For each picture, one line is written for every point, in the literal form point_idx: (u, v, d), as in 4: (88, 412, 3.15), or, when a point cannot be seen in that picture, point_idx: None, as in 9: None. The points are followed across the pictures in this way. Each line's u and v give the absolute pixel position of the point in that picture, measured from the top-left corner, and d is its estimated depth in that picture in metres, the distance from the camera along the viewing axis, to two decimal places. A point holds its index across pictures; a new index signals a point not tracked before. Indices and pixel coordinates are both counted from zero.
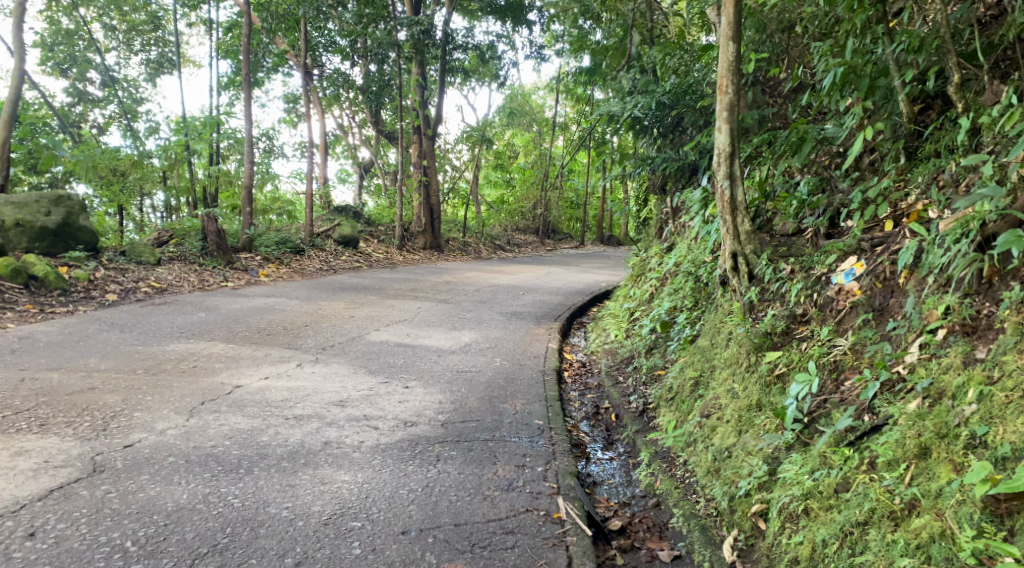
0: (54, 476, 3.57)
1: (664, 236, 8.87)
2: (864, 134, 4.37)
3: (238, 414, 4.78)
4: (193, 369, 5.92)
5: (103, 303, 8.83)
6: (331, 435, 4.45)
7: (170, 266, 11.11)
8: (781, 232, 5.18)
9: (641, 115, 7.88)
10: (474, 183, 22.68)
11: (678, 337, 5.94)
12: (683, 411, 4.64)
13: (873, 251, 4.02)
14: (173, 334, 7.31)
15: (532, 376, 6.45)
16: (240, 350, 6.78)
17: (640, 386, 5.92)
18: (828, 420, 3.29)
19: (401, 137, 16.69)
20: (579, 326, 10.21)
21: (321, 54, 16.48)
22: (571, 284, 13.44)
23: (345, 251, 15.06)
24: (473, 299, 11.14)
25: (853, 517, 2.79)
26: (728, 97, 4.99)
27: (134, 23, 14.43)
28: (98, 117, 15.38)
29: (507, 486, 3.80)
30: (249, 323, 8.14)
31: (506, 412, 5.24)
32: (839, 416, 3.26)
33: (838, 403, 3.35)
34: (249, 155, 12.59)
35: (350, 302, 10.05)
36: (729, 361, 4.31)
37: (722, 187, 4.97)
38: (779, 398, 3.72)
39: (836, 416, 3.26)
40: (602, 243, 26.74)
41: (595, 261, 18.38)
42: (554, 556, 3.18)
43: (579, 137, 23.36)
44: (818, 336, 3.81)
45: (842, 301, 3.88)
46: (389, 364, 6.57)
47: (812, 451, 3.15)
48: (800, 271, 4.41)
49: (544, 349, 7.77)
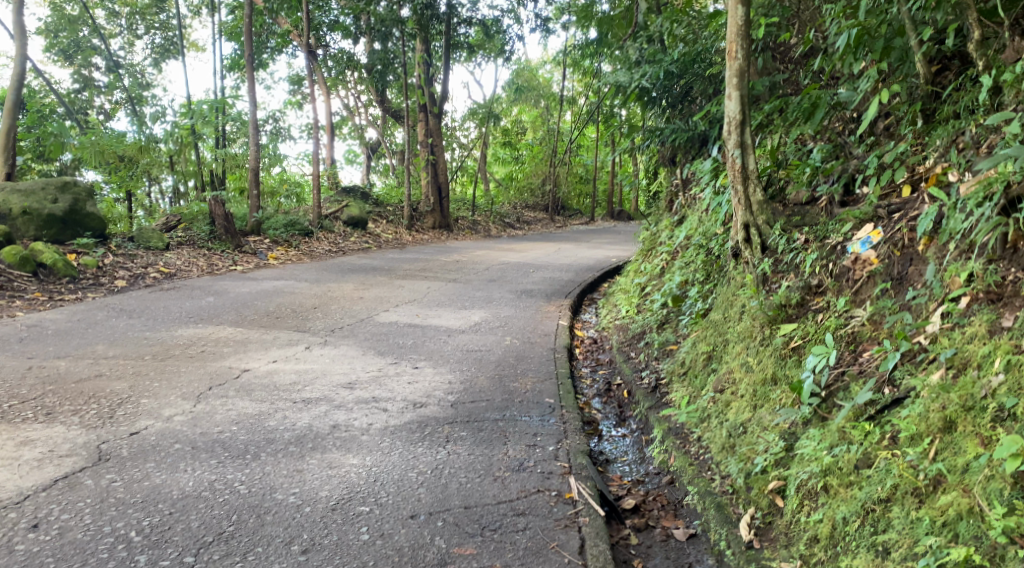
0: (58, 465, 3.54)
1: (675, 209, 8.73)
2: (880, 97, 4.22)
3: (245, 399, 4.74)
4: (201, 354, 5.88)
5: (112, 289, 8.82)
6: (339, 418, 4.40)
7: (179, 250, 11.09)
8: (794, 201, 5.01)
9: (649, 86, 7.84)
10: (482, 160, 22.52)
11: (690, 311, 5.84)
12: (696, 386, 4.57)
13: (890, 217, 3.88)
14: (182, 319, 7.28)
15: (543, 354, 6.38)
16: (248, 334, 6.75)
17: (652, 360, 5.83)
18: (847, 394, 3.18)
19: (407, 115, 16.55)
20: (591, 302, 10.11)
21: (325, 34, 16.35)
22: (582, 261, 13.32)
23: (354, 232, 15.00)
24: (483, 278, 11.05)
25: (875, 493, 2.68)
26: (738, 63, 4.83)
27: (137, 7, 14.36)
28: (104, 104, 15.35)
29: (518, 466, 3.73)
30: (258, 307, 8.11)
31: (517, 391, 5.17)
32: (857, 390, 3.15)
33: (857, 376, 3.24)
34: (254, 137, 12.49)
35: (359, 284, 9.99)
36: (743, 334, 4.21)
37: (733, 156, 4.83)
38: (795, 371, 3.61)
39: (855, 390, 3.15)
40: (613, 217, 26.52)
41: (606, 237, 18.22)
42: (567, 537, 3.10)
43: (586, 111, 23.10)
44: (834, 308, 3.69)
45: (859, 271, 3.75)
46: (398, 345, 6.51)
47: (831, 426, 3.06)
48: (815, 241, 4.29)
49: (555, 327, 7.68)
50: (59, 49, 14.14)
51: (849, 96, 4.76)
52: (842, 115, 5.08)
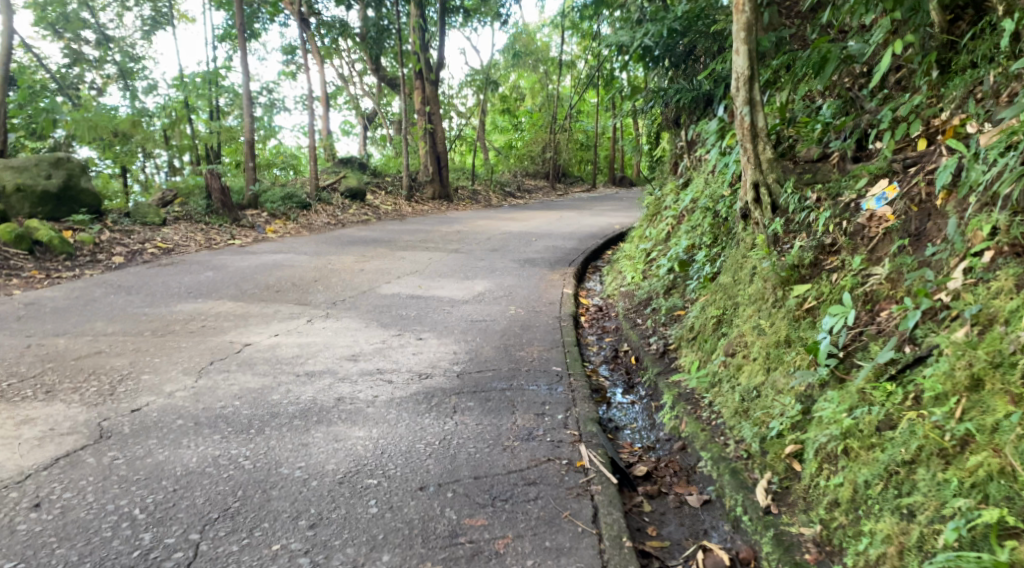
0: (59, 444, 3.47)
1: (680, 172, 8.56)
2: (893, 48, 4.10)
3: (248, 373, 4.67)
4: (201, 330, 5.79)
5: (109, 266, 8.72)
6: (344, 391, 4.32)
7: (177, 226, 10.97)
8: (805, 158, 4.88)
9: (652, 44, 7.65)
10: (481, 129, 22.24)
11: (697, 275, 5.75)
12: (707, 351, 4.49)
13: (906, 171, 3.77)
14: (182, 294, 7.19)
15: (548, 323, 6.31)
16: (249, 307, 6.66)
17: (659, 327, 5.75)
18: (865, 354, 3.10)
19: (403, 84, 16.29)
20: (594, 270, 10.00)
21: (317, 2, 16.04)
22: (585, 228, 13.18)
23: (353, 204, 14.84)
24: (485, 248, 10.93)
25: (899, 455, 2.61)
26: (745, 17, 4.72)
27: None
28: (95, 79, 15.10)
29: (527, 435, 3.67)
30: (258, 281, 8.01)
31: (523, 360, 5.10)
32: (877, 350, 3.07)
33: (875, 336, 3.16)
34: (249, 109, 12.30)
35: (360, 256, 9.88)
36: (755, 297, 4.14)
37: (742, 114, 4.76)
38: (810, 332, 3.53)
39: (874, 350, 3.08)
40: (614, 184, 26.26)
41: (607, 204, 18.04)
42: (579, 506, 3.03)
43: (585, 76, 22.76)
44: (849, 267, 3.58)
45: (875, 228, 3.65)
46: (401, 316, 6.42)
47: (850, 388, 2.97)
48: (828, 200, 4.20)
49: (559, 295, 7.59)
50: (48, 23, 13.87)
51: (859, 49, 4.65)
52: (853, 70, 4.96)
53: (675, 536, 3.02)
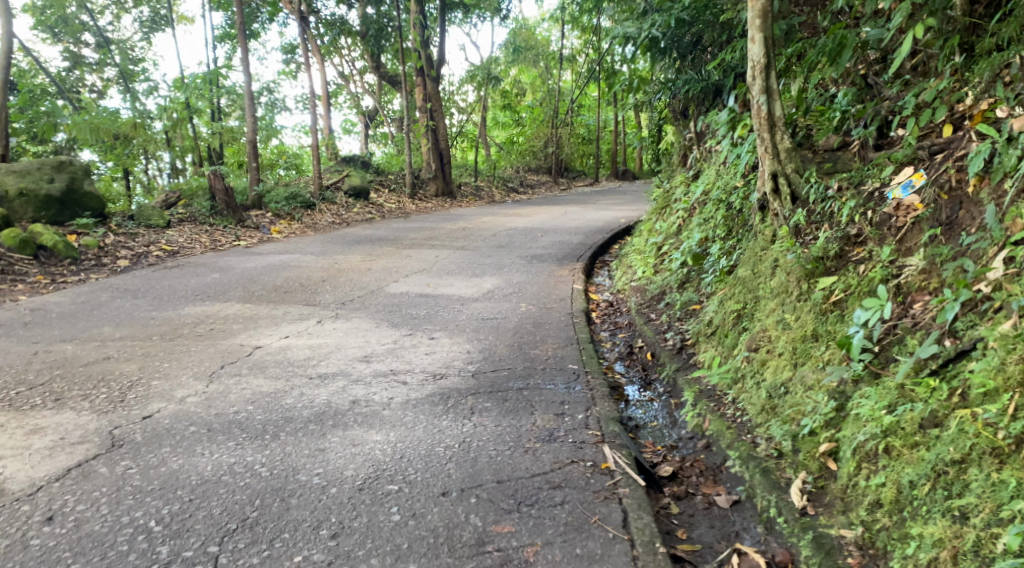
0: (71, 453, 3.38)
1: (689, 164, 8.44)
2: (915, 32, 3.99)
3: (260, 377, 4.58)
4: (210, 333, 5.71)
5: (115, 269, 8.64)
6: (359, 393, 4.24)
7: (181, 228, 10.89)
8: (824, 147, 4.84)
9: (660, 35, 7.54)
10: (482, 125, 22.12)
11: (713, 269, 5.65)
12: (727, 346, 4.40)
13: (933, 158, 3.67)
14: (188, 297, 7.11)
15: (561, 319, 6.21)
16: (257, 309, 6.58)
17: (675, 321, 5.66)
18: (903, 349, 3.01)
19: (405, 81, 16.18)
20: (603, 265, 9.90)
21: (317, 0, 15.93)
22: (591, 222, 13.07)
23: (356, 203, 14.74)
24: (491, 244, 10.83)
25: (947, 455, 2.53)
26: (761, 3, 4.66)
27: None
28: (96, 82, 15.01)
29: (549, 436, 3.58)
30: (265, 282, 7.93)
31: (539, 358, 5.01)
32: (914, 344, 2.98)
33: (912, 330, 3.07)
34: (251, 108, 12.21)
35: (366, 255, 9.79)
36: (777, 290, 4.06)
37: (759, 103, 4.72)
38: (838, 326, 3.44)
39: (912, 344, 2.98)
40: (617, 178, 26.12)
41: (611, 198, 17.92)
42: (608, 510, 2.95)
43: (586, 70, 22.62)
44: (877, 258, 3.49)
45: (904, 217, 3.55)
46: (411, 316, 6.33)
47: (889, 384, 2.90)
48: (851, 188, 4.12)
49: (570, 291, 7.50)
50: (47, 27, 13.80)
51: (876, 34, 4.49)
52: (868, 56, 4.87)
53: (706, 539, 2.94)
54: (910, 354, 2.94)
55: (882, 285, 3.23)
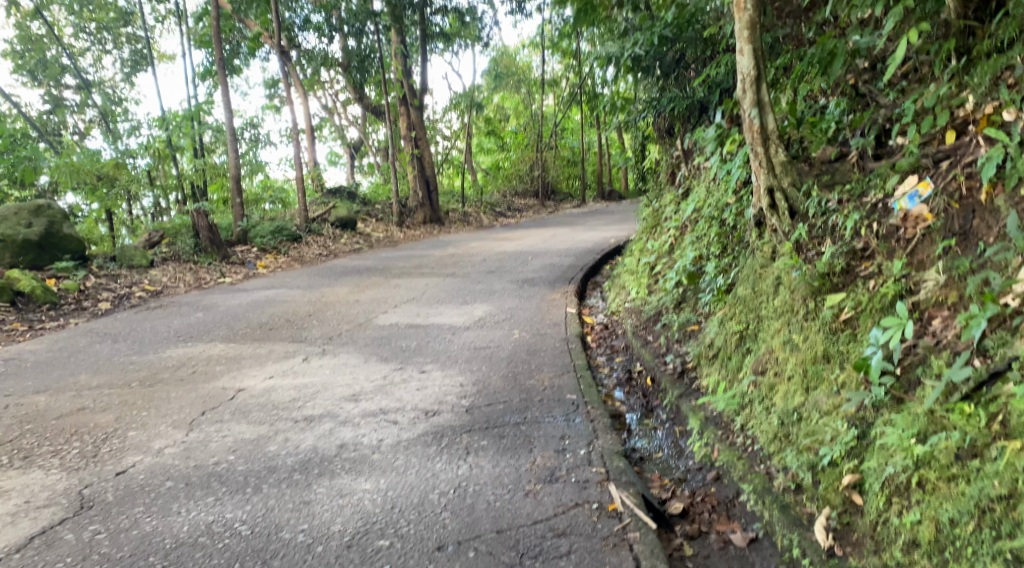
0: (35, 518, 3.15)
1: (678, 182, 8.30)
2: (909, 38, 3.86)
3: (242, 422, 4.35)
4: (191, 376, 5.46)
5: (95, 313, 8.39)
6: (346, 436, 4.02)
7: (164, 267, 10.67)
8: (821, 159, 4.70)
9: (643, 53, 7.45)
10: (468, 151, 22.05)
11: (710, 288, 5.47)
12: (731, 370, 4.20)
13: (938, 166, 3.51)
14: (170, 339, 6.86)
15: (555, 346, 6.01)
16: (241, 349, 6.34)
17: (673, 344, 5.45)
18: (927, 370, 2.84)
19: (388, 110, 16.09)
20: (595, 286, 9.72)
21: (297, 34, 15.89)
22: (580, 244, 12.91)
23: (343, 233, 14.54)
24: (481, 270, 10.63)
25: (992, 490, 2.37)
26: (747, 15, 4.54)
27: (105, 22, 13.95)
28: (78, 123, 14.87)
29: (550, 477, 3.37)
30: (250, 320, 7.69)
31: (535, 389, 4.79)
32: (940, 365, 2.81)
33: (935, 349, 2.90)
34: (233, 144, 12.07)
35: (354, 286, 9.59)
36: (782, 309, 3.88)
37: (751, 117, 4.56)
38: (851, 346, 3.26)
39: (939, 365, 2.80)
40: (605, 198, 26.03)
41: (599, 218, 17.81)
42: (619, 559, 2.77)
43: (569, 93, 22.69)
44: (888, 273, 3.32)
45: (912, 228, 3.37)
46: (401, 348, 6.10)
47: (917, 411, 2.73)
48: (854, 200, 3.95)
49: (563, 315, 7.30)
50: (27, 70, 13.68)
51: (868, 41, 4.36)
52: (858, 64, 4.74)
53: None
54: (936, 377, 2.77)
55: (899, 301, 3.06)
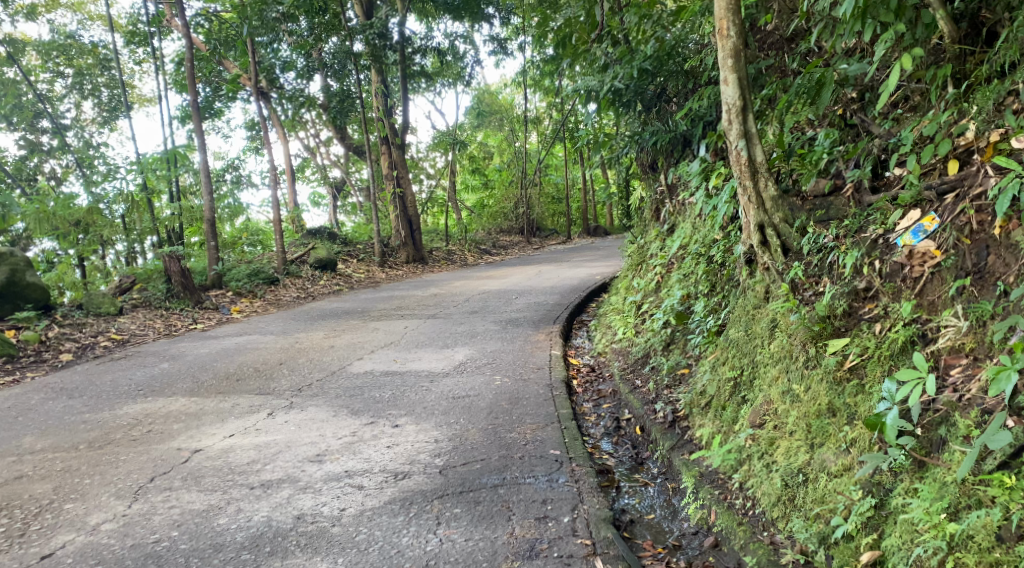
0: None
1: (663, 217, 8.04)
2: (902, 64, 3.66)
3: (193, 490, 4.01)
4: (146, 436, 5.07)
5: (55, 366, 7.97)
6: (305, 505, 3.68)
7: (134, 314, 10.27)
8: (814, 192, 4.45)
9: (623, 87, 7.26)
10: (452, 190, 21.85)
11: (700, 329, 5.16)
12: (726, 420, 3.88)
13: (942, 199, 3.24)
14: (130, 393, 6.46)
15: (538, 393, 5.66)
16: (203, 403, 5.95)
17: (663, 390, 5.11)
18: (951, 431, 2.63)
19: (369, 150, 15.87)
20: (581, 326, 9.39)
21: (278, 76, 15.69)
22: (566, 281, 12.60)
23: (323, 275, 14.17)
24: (462, 311, 10.28)
25: None
26: (731, 42, 4.30)
27: (81, 67, 13.74)
28: (54, 169, 14.51)
29: (529, 552, 3.15)
30: (218, 370, 7.29)
31: (516, 444, 4.43)
32: (967, 426, 2.60)
33: (958, 406, 2.68)
34: (210, 186, 11.75)
35: (330, 331, 9.21)
36: (779, 355, 3.59)
37: (738, 149, 4.30)
38: (858, 398, 3.01)
39: (965, 426, 2.60)
40: (590, 234, 25.84)
41: (584, 255, 17.57)
42: None
43: (552, 130, 22.64)
44: (897, 316, 3.08)
45: (920, 266, 3.11)
46: (374, 400, 5.72)
47: (948, 482, 2.53)
48: (850, 236, 3.69)
49: (547, 358, 6.95)
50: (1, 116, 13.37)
51: (858, 69, 4.16)
52: (846, 94, 4.52)
53: None
54: (965, 441, 2.56)
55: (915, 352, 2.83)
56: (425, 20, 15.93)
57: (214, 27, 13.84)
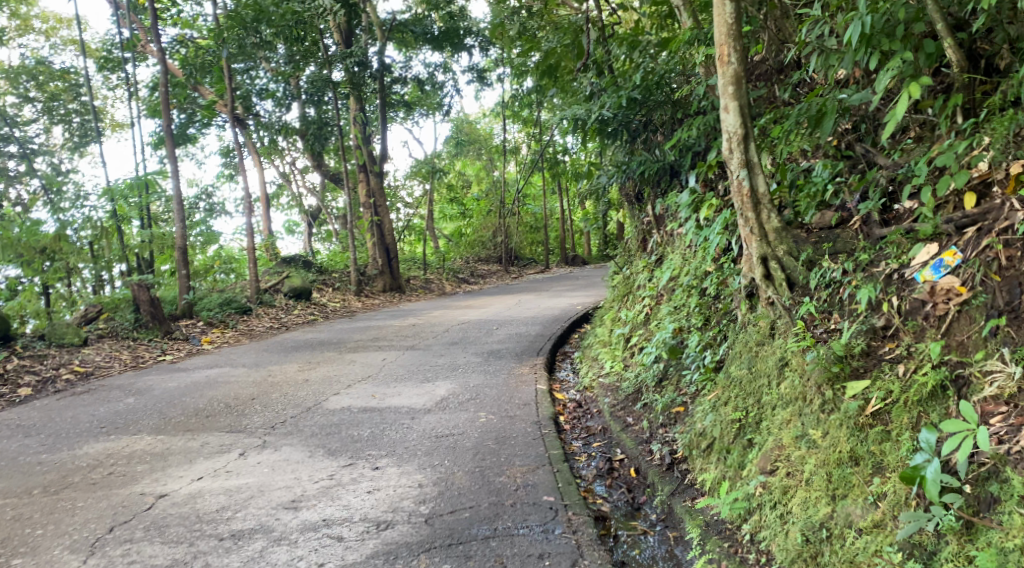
0: None
1: (650, 248, 7.86)
2: (909, 93, 3.52)
3: (157, 541, 3.71)
4: (106, 478, 4.72)
5: (12, 401, 7.54)
6: (280, 560, 3.47)
7: (99, 345, 9.86)
8: (819, 225, 4.32)
9: (610, 116, 7.06)
10: (429, 218, 21.63)
11: (696, 364, 4.94)
12: (732, 465, 3.67)
13: (963, 232, 3.25)
14: (91, 431, 6.07)
15: (526, 431, 5.40)
16: (170, 442, 5.60)
17: (658, 429, 4.87)
18: (1003, 489, 2.58)
19: (346, 178, 15.61)
20: (564, 358, 9.15)
21: (254, 103, 15.35)
22: (547, 312, 12.36)
23: (297, 304, 13.83)
24: (442, 342, 9.99)
25: None
26: (732, 69, 4.23)
27: (53, 92, 13.41)
28: (20, 195, 14.05)
29: None
30: (186, 405, 6.92)
31: (505, 489, 4.17)
32: (1023, 484, 2.54)
33: (1010, 461, 2.62)
34: (182, 213, 11.39)
35: (304, 363, 8.87)
36: (790, 397, 3.53)
37: (739, 178, 4.18)
38: (892, 450, 2.95)
39: (1021, 485, 2.54)
40: (568, 263, 25.70)
41: (564, 284, 17.38)
42: None
43: (530, 160, 22.59)
44: (927, 357, 3.08)
45: (944, 303, 3.16)
46: (353, 439, 5.42)
47: (1010, 550, 2.45)
48: (861, 272, 3.66)
49: (533, 393, 6.70)
50: None
51: (858, 98, 4.04)
52: (840, 125, 4.43)
53: None
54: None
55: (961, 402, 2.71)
56: (404, 50, 15.88)
57: (190, 53, 13.59)
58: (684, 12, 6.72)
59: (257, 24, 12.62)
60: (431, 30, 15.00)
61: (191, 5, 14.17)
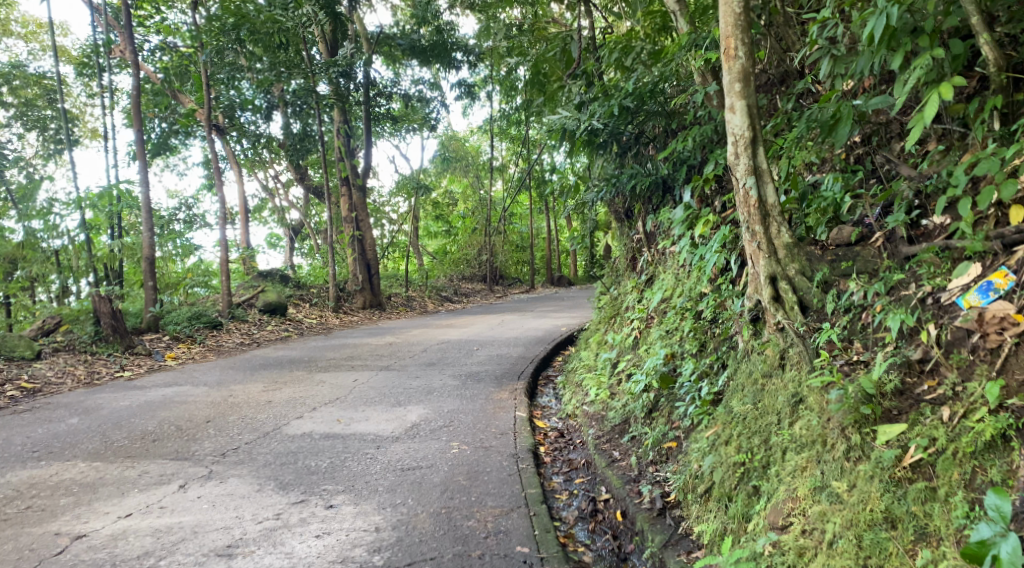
0: None
1: (640, 267, 7.39)
2: (942, 92, 3.06)
3: None
4: (22, 514, 4.16)
5: None
6: None
7: (53, 358, 9.23)
8: (834, 241, 3.88)
9: (601, 126, 6.58)
10: (414, 234, 21.12)
11: (690, 395, 4.46)
12: (736, 516, 3.19)
13: (1012, 251, 2.90)
14: (21, 455, 5.47)
15: (501, 465, 4.88)
16: (105, 469, 5.02)
17: (649, 467, 4.37)
18: None
19: (327, 192, 15.04)
20: (547, 382, 8.63)
21: (242, 119, 14.75)
22: (530, 333, 11.83)
23: (271, 320, 13.24)
24: (418, 363, 9.42)
25: None
26: (739, 64, 3.84)
27: (28, 98, 12.79)
28: None
29: None
30: (133, 427, 6.32)
31: (474, 538, 3.68)
32: None
33: None
34: (150, 224, 10.78)
35: (270, 383, 8.28)
36: (804, 440, 3.09)
37: (746, 187, 3.79)
38: (941, 514, 2.54)
39: None
40: (554, 283, 25.29)
41: (549, 305, 16.91)
42: None
43: (517, 179, 22.21)
44: (983, 400, 2.69)
45: (997, 334, 2.78)
46: (309, 470, 4.87)
47: None
48: (890, 297, 3.27)
49: (511, 421, 6.17)
50: None
51: (878, 101, 3.60)
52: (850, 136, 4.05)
53: None
54: None
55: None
56: (392, 65, 15.51)
57: (171, 61, 13.04)
58: (680, 17, 6.24)
59: (239, 32, 12.06)
60: (418, 43, 14.65)
61: (175, 12, 13.68)
